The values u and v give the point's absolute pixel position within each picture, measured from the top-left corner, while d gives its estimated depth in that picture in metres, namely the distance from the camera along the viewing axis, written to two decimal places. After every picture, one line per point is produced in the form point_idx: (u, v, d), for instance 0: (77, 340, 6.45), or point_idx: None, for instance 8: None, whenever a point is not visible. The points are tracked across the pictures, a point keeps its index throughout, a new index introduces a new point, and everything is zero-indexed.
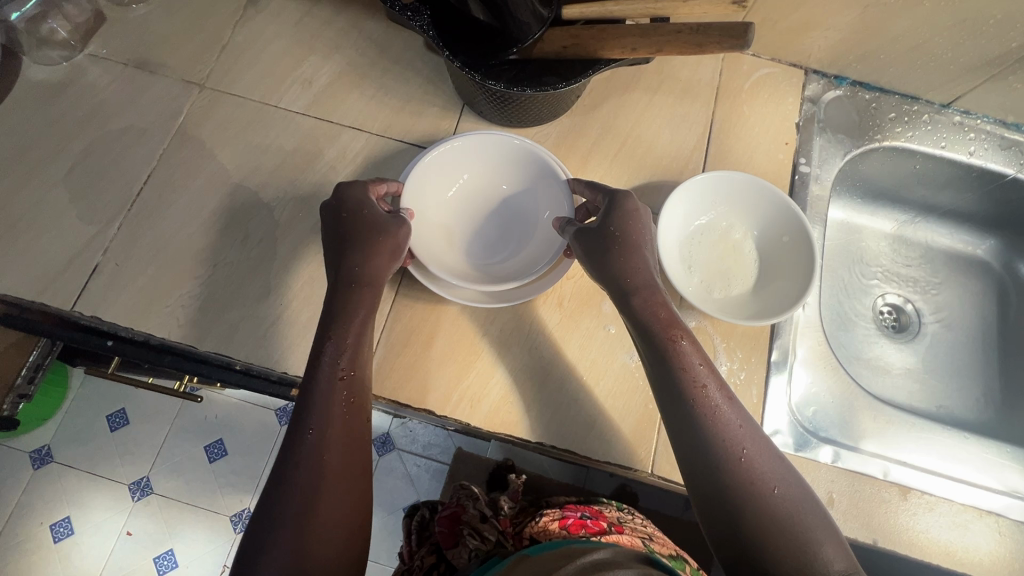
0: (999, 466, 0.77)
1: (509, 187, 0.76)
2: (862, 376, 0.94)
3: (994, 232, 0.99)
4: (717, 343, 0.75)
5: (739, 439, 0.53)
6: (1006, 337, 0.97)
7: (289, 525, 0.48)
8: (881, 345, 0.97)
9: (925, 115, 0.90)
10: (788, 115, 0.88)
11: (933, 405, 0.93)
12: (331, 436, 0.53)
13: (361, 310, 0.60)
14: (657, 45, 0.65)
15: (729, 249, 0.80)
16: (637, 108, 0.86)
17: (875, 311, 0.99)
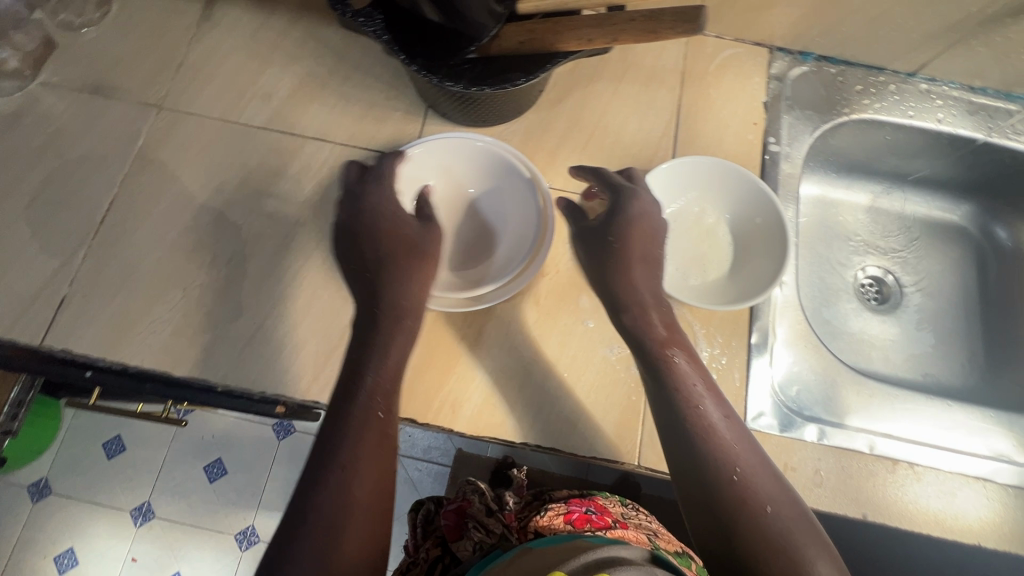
0: (984, 431, 0.77)
1: (476, 190, 0.76)
2: (847, 351, 0.94)
3: (968, 197, 0.99)
4: (697, 331, 0.74)
5: (733, 455, 0.54)
6: (987, 299, 0.98)
7: (308, 549, 0.45)
8: (864, 318, 0.97)
9: (892, 86, 0.89)
10: (754, 95, 0.87)
11: (917, 374, 0.93)
12: (365, 464, 0.50)
13: (401, 338, 0.59)
14: (612, 34, 0.63)
15: (703, 234, 0.80)
16: (602, 98, 0.86)
17: (857, 284, 0.99)
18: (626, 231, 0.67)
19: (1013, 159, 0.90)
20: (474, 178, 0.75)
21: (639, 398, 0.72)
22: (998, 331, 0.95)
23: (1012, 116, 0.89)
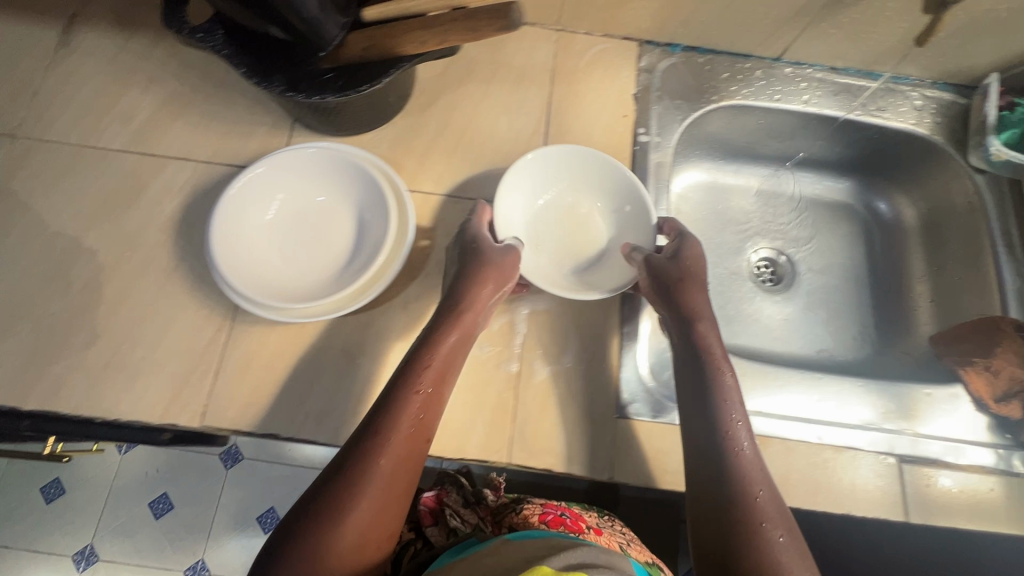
0: (858, 401, 0.77)
1: (326, 197, 0.74)
2: (739, 333, 0.95)
3: (850, 174, 1.01)
4: (568, 322, 0.76)
5: (744, 461, 0.60)
6: (877, 273, 0.99)
7: (322, 525, 0.51)
8: (758, 299, 0.99)
9: (758, 71, 0.91)
10: (624, 88, 0.89)
11: (810, 350, 0.95)
12: (408, 440, 0.58)
13: (451, 334, 0.66)
14: (443, 34, 0.65)
15: (573, 229, 0.81)
16: (472, 100, 0.86)
17: (751, 267, 1.01)
18: (692, 260, 0.74)
19: (881, 135, 0.92)
20: (322, 185, 0.74)
21: (510, 395, 0.72)
22: (888, 303, 0.96)
23: (874, 93, 0.92)
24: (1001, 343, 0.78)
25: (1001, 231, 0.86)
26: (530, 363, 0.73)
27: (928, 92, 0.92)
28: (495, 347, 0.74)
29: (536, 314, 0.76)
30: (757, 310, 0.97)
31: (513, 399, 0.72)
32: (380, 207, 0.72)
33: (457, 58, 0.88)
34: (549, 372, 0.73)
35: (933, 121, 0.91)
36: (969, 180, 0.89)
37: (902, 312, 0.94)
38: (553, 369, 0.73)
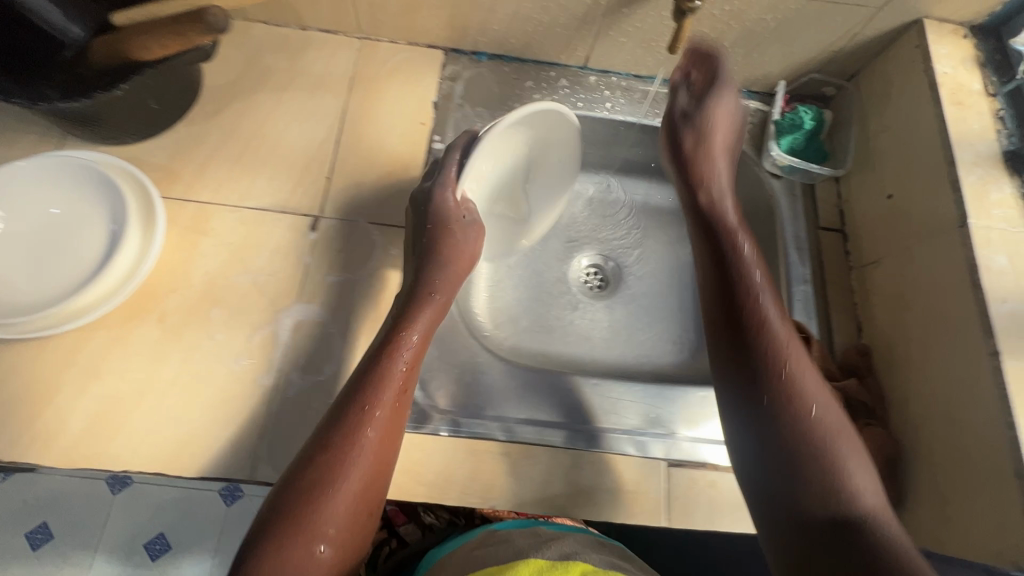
0: (626, 406, 0.75)
1: (59, 209, 0.72)
2: (555, 340, 0.94)
3: (670, 181, 1.04)
4: (335, 332, 0.74)
5: (787, 366, 0.63)
6: (696, 278, 1.00)
7: (276, 539, 0.53)
8: (582, 306, 0.98)
9: (563, 80, 0.92)
10: (424, 97, 0.89)
11: (631, 354, 0.94)
12: (394, 417, 0.62)
13: (427, 311, 0.69)
14: (168, 38, 0.63)
15: (353, 236, 0.79)
16: (263, 107, 0.85)
17: (578, 272, 1.01)
18: (704, 127, 0.79)
19: None
20: (53, 198, 0.72)
21: (263, 409, 0.69)
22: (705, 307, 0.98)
23: None
24: None
25: (793, 232, 0.85)
26: (287, 375, 0.71)
27: None
28: (253, 360, 0.71)
29: (303, 325, 0.73)
30: (580, 317, 0.96)
31: (266, 414, 0.69)
32: (116, 208, 0.72)
33: (252, 66, 0.87)
34: (307, 386, 0.71)
35: None
36: (767, 182, 0.88)
37: (711, 314, 0.98)
38: (312, 382, 0.71)
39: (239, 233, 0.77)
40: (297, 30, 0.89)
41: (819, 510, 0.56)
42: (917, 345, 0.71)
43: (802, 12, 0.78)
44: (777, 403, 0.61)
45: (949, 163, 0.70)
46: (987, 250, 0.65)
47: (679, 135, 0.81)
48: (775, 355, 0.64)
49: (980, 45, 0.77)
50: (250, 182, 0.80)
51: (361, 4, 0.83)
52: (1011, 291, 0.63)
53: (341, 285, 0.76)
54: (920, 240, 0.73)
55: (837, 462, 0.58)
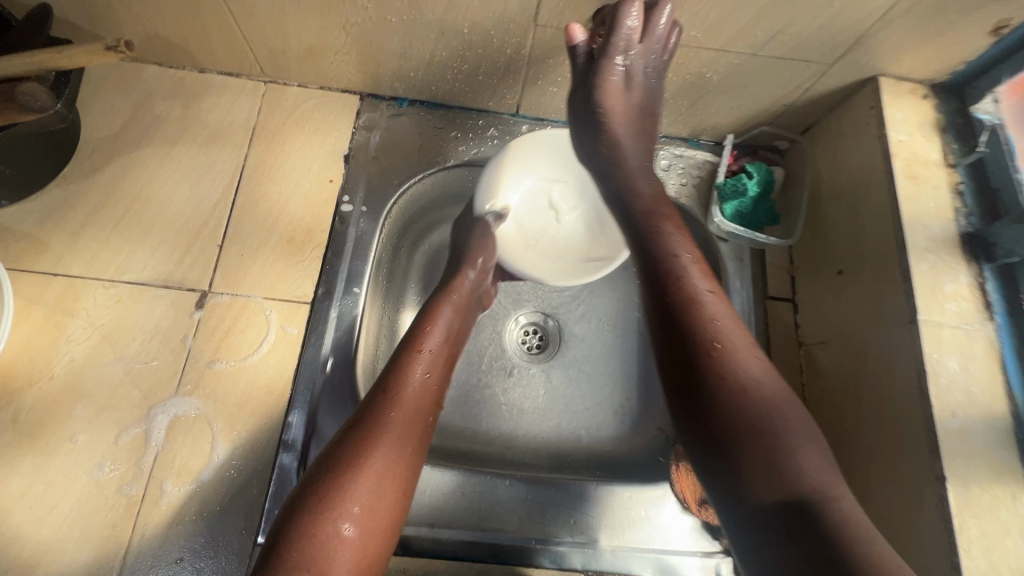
0: (542, 510, 0.68)
1: None
2: (483, 420, 0.82)
3: None
4: (215, 431, 0.65)
5: (716, 335, 0.53)
6: (645, 339, 0.89)
7: (311, 518, 0.49)
8: (513, 374, 0.85)
9: (491, 129, 0.83)
10: (334, 150, 0.80)
11: (568, 430, 0.82)
12: (413, 399, 0.60)
13: (446, 306, 0.70)
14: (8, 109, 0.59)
15: (243, 316, 0.70)
16: (150, 165, 0.76)
17: (515, 332, 0.88)
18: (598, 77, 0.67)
19: None
20: None
21: (127, 524, 0.61)
22: (654, 373, 0.86)
23: None
24: None
25: (742, 306, 0.77)
26: (158, 484, 0.63)
27: (676, 150, 0.84)
28: (119, 466, 0.63)
29: (180, 422, 0.65)
30: (509, 387, 0.84)
31: (131, 530, 0.61)
32: None
33: (139, 114, 0.77)
34: (180, 497, 0.62)
35: (680, 183, 0.82)
36: (713, 245, 0.80)
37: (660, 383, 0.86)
38: (187, 492, 0.63)
39: (114, 314, 0.69)
40: (193, 72, 0.80)
41: (767, 491, 0.45)
42: (862, 449, 0.64)
43: (745, 68, 0.69)
44: (710, 385, 0.50)
45: (899, 247, 0.63)
46: (938, 352, 0.58)
47: (593, 131, 0.70)
48: (702, 325, 0.53)
49: (941, 107, 0.69)
50: (130, 253, 0.71)
51: (258, 48, 0.74)
52: (961, 403, 0.56)
53: (227, 374, 0.68)
54: (868, 329, 0.66)
55: (782, 442, 0.47)
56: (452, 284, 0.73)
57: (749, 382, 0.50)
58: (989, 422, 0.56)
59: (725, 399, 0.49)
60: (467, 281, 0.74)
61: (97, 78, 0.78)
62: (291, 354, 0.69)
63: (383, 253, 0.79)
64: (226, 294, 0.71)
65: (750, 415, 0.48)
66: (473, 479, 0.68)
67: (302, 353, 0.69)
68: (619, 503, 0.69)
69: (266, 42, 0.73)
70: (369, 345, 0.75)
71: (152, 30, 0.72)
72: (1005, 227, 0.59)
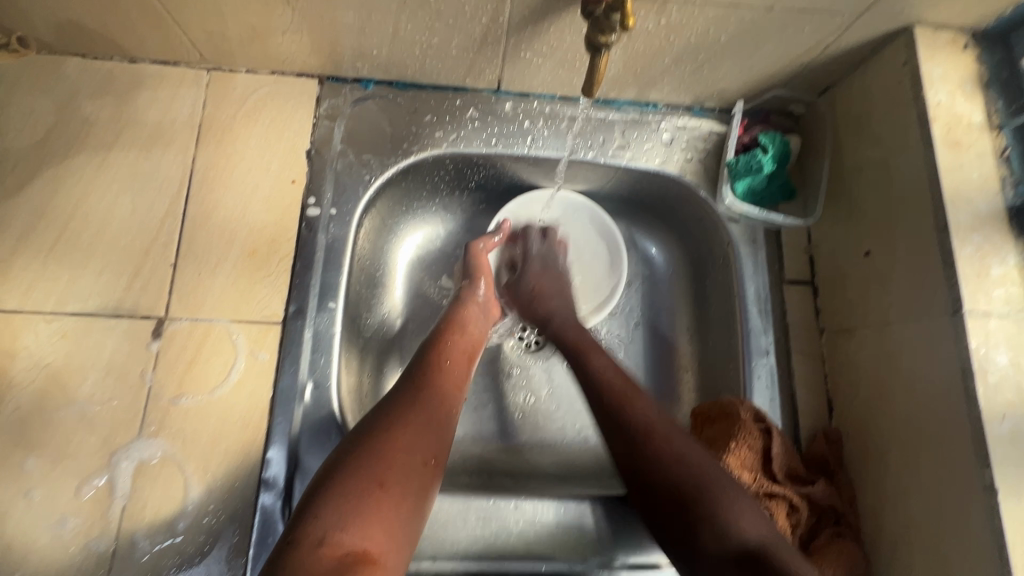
0: (556, 528, 0.63)
1: None
2: (481, 429, 0.75)
3: (622, 212, 0.84)
4: (188, 475, 0.59)
5: (673, 446, 0.54)
6: (652, 330, 0.81)
7: (342, 485, 0.47)
8: (512, 375, 0.79)
9: (471, 109, 0.74)
10: (294, 144, 0.70)
11: (574, 432, 0.77)
12: (440, 383, 0.60)
13: (464, 308, 0.70)
14: None
15: (207, 343, 0.63)
16: (83, 175, 0.66)
17: (509, 330, 0.82)
18: (626, 207, 0.83)
19: (630, 175, 0.76)
20: None
21: None
22: (665, 366, 0.79)
23: (615, 127, 0.75)
24: (735, 435, 0.63)
25: (755, 293, 0.71)
26: (129, 538, 0.57)
27: (679, 122, 0.75)
28: (83, 522, 0.57)
29: (146, 468, 0.59)
30: (509, 390, 0.78)
31: None
32: None
33: (65, 117, 0.67)
34: (153, 551, 0.57)
35: (684, 158, 0.74)
36: (723, 226, 0.74)
37: (671, 376, 0.78)
38: (160, 545, 0.57)
39: (58, 350, 0.61)
40: (123, 63, 0.69)
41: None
42: (895, 450, 0.59)
43: (759, 24, 0.60)
44: (705, 507, 0.50)
45: (939, 228, 0.56)
46: (986, 347, 0.52)
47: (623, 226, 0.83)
48: (681, 462, 0.53)
49: (984, 58, 0.61)
50: (71, 279, 0.63)
51: (192, 31, 0.64)
52: (1012, 404, 0.50)
53: (195, 410, 0.61)
54: (903, 319, 0.59)
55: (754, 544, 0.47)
56: (463, 292, 0.72)
57: (732, 496, 0.50)
58: None
59: (719, 515, 0.49)
60: (477, 293, 0.72)
61: (10, 76, 0.67)
62: (265, 382, 0.62)
63: (359, 259, 0.71)
64: (185, 320, 0.63)
65: (740, 520, 0.49)
66: (481, 501, 0.63)
67: (277, 381, 0.62)
68: (638, 516, 0.65)
69: (200, 23, 0.62)
70: (352, 363, 0.69)
71: (64, 15, 0.61)
72: None
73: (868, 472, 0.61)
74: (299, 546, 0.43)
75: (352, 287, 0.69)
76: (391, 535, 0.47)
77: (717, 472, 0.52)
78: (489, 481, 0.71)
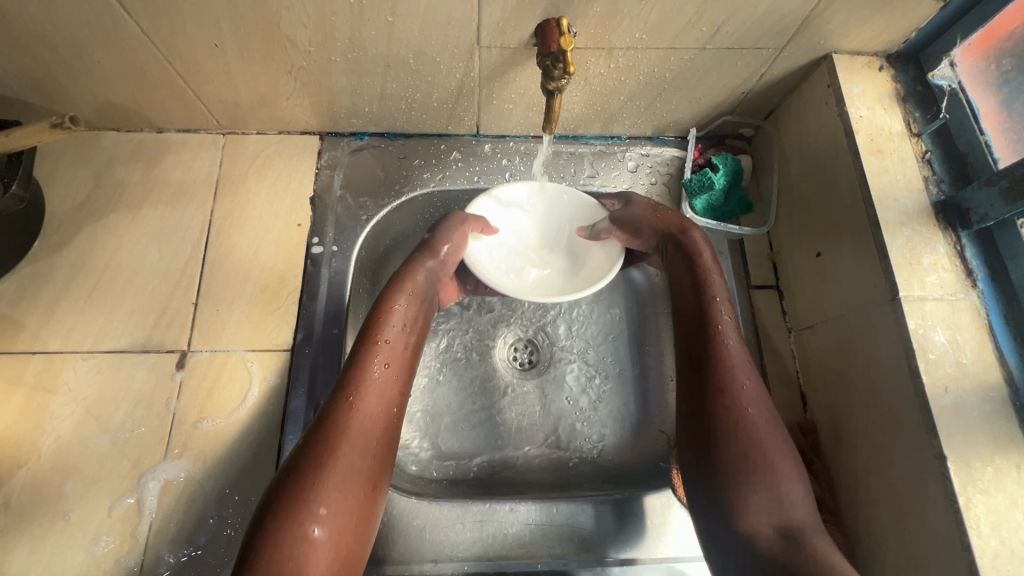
0: (550, 530, 0.67)
1: None
2: (479, 444, 0.79)
3: None
4: (208, 492, 0.65)
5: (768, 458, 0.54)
6: (637, 340, 0.86)
7: (276, 531, 0.47)
8: (507, 393, 0.83)
9: (455, 152, 0.83)
10: (299, 192, 0.80)
11: (568, 443, 0.80)
12: (369, 397, 0.57)
13: (403, 294, 0.65)
14: None
15: (224, 371, 0.70)
16: (117, 230, 0.76)
17: (503, 349, 0.86)
18: None
19: None
20: None
21: None
22: (650, 376, 0.84)
23: (585, 159, 0.83)
24: None
25: (725, 298, 0.76)
26: (156, 552, 0.62)
27: (643, 150, 0.84)
28: (114, 539, 0.62)
29: (171, 487, 0.64)
30: (505, 408, 0.82)
31: None
32: None
33: (102, 182, 0.77)
34: (179, 562, 0.62)
35: (649, 182, 0.82)
36: None
37: (655, 385, 0.83)
38: (184, 557, 0.62)
39: (94, 385, 0.68)
40: (151, 134, 0.80)
41: None
42: (861, 434, 0.62)
43: (696, 62, 0.69)
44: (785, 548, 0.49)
45: (872, 225, 0.62)
46: (923, 327, 0.57)
47: None
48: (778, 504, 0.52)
49: (899, 77, 0.69)
50: (106, 322, 0.71)
51: (211, 102, 0.74)
52: (953, 377, 0.55)
53: (214, 432, 0.67)
54: (853, 310, 0.64)
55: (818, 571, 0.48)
56: (407, 270, 0.68)
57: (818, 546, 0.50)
58: (984, 394, 0.54)
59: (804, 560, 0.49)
60: (425, 268, 0.68)
61: (56, 151, 0.78)
62: (276, 405, 0.69)
63: (359, 290, 0.79)
64: (205, 351, 0.71)
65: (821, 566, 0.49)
66: (479, 505, 0.67)
67: (288, 403, 0.69)
68: (628, 514, 0.68)
69: (217, 95, 0.73)
70: None
71: (104, 97, 0.73)
72: (976, 191, 0.58)
73: (841, 459, 0.65)
74: None
75: (354, 316, 0.76)
76: (333, 572, 0.48)
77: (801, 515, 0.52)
78: (487, 491, 0.75)
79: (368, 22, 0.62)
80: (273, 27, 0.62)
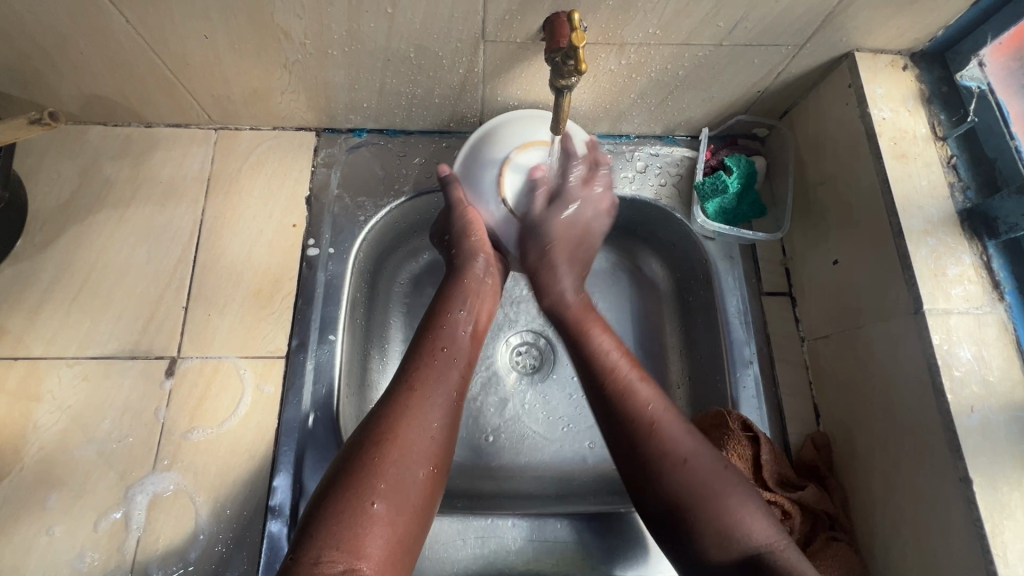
0: (553, 548, 0.65)
1: None
2: (480, 454, 0.77)
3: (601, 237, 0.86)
4: (199, 505, 0.62)
5: (644, 418, 0.55)
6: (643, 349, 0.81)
7: (336, 504, 0.48)
8: (509, 400, 0.81)
9: (456, 150, 0.79)
10: (294, 191, 0.76)
11: (572, 452, 0.78)
12: (431, 376, 0.58)
13: (467, 290, 0.66)
14: None
15: (216, 379, 0.67)
16: (103, 230, 0.72)
17: (506, 354, 0.83)
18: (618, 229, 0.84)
19: None
20: None
21: None
22: None
23: None
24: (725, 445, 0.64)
25: (736, 307, 0.74)
26: (143, 567, 0.59)
27: (652, 150, 0.80)
28: (99, 555, 0.59)
29: (160, 501, 0.62)
30: (507, 415, 0.80)
31: None
32: None
33: (88, 179, 0.74)
34: None
35: (659, 183, 0.79)
36: (700, 245, 0.77)
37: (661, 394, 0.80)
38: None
39: (79, 393, 0.65)
40: (140, 128, 0.77)
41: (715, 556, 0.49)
42: (879, 451, 0.60)
43: (711, 60, 0.65)
44: (686, 518, 0.50)
45: (895, 233, 0.59)
46: (949, 342, 0.54)
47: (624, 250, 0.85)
48: (661, 475, 0.52)
49: (923, 77, 0.66)
50: (92, 327, 0.68)
51: (202, 96, 0.71)
52: (980, 396, 0.53)
53: (206, 443, 0.64)
54: (872, 323, 0.62)
55: (723, 513, 0.49)
56: (461, 262, 0.67)
57: (724, 503, 0.49)
58: (1012, 413, 0.52)
59: (708, 520, 0.49)
60: (480, 262, 0.67)
61: (40, 146, 0.74)
62: (270, 414, 0.66)
63: (358, 294, 0.75)
64: (196, 358, 0.68)
65: (745, 527, 0.49)
66: (478, 521, 0.65)
67: (282, 412, 0.66)
68: (634, 531, 0.66)
69: (208, 89, 0.70)
70: (352, 394, 0.72)
71: (89, 90, 0.69)
72: (1006, 200, 0.55)
73: (856, 475, 0.63)
74: (298, 563, 0.45)
75: (352, 321, 0.73)
76: (388, 548, 0.48)
77: (710, 482, 0.51)
78: (487, 503, 0.72)
79: (367, 13, 0.58)
80: (267, 18, 0.58)
